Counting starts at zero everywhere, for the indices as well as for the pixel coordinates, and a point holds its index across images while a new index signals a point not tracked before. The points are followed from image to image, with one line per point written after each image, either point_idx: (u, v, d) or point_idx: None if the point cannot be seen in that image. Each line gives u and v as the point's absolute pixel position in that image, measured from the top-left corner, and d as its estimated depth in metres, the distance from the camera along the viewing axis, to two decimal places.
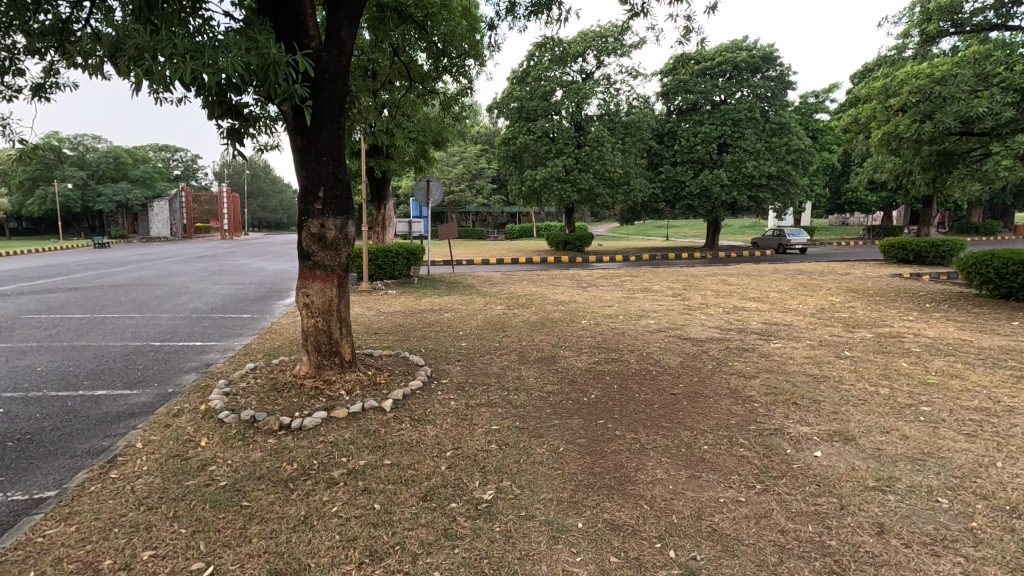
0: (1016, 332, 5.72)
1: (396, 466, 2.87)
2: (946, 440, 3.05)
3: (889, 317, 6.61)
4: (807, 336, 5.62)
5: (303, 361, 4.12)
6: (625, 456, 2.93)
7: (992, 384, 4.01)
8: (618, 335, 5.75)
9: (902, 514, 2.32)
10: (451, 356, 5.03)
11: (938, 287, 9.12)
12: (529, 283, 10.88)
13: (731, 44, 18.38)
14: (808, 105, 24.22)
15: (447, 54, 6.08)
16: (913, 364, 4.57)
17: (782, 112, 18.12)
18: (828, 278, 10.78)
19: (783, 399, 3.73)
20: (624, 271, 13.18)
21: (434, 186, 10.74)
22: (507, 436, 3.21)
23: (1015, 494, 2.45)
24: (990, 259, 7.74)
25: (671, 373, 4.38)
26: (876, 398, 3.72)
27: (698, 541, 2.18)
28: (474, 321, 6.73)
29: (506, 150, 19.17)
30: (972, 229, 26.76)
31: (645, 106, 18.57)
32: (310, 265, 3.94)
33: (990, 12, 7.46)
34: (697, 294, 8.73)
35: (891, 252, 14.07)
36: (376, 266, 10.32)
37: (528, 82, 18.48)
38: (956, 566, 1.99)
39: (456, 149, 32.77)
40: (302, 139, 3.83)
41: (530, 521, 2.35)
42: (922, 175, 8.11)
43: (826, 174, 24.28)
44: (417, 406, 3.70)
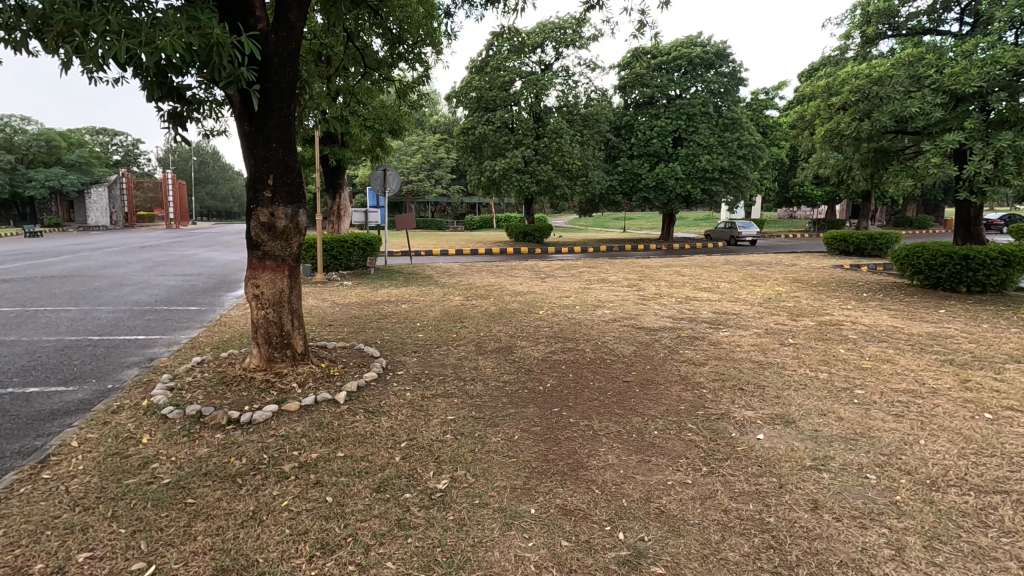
0: (943, 320, 6.12)
1: (350, 458, 2.84)
2: (876, 420, 3.24)
3: (830, 306, 6.96)
4: (754, 324, 5.85)
5: (253, 354, 4.00)
6: (578, 442, 2.99)
7: (918, 368, 4.28)
8: (574, 325, 5.84)
9: (834, 490, 2.46)
10: (407, 347, 4.99)
11: (875, 278, 9.63)
12: (488, 273, 10.87)
13: (686, 40, 18.65)
14: (758, 103, 25.03)
15: (403, 41, 6.00)
16: (850, 350, 4.84)
17: (734, 108, 18.66)
18: (775, 269, 11.23)
19: (730, 384, 3.89)
20: (582, 262, 13.34)
21: (392, 175, 10.57)
22: (463, 426, 3.22)
23: (936, 469, 2.64)
24: (921, 250, 8.14)
25: (625, 361, 4.48)
26: (815, 383, 3.91)
27: (646, 522, 2.25)
28: (432, 312, 6.69)
29: (465, 140, 19.03)
30: (908, 223, 28.33)
31: (602, 99, 18.75)
32: (260, 255, 3.82)
33: (924, 17, 7.89)
34: (652, 284, 8.92)
35: (834, 245, 14.73)
36: (330, 257, 10.09)
37: (486, 72, 18.36)
38: (881, 536, 2.13)
39: (414, 138, 32.32)
40: (250, 125, 3.69)
41: (484, 509, 2.37)
42: (862, 172, 8.55)
43: (774, 169, 25.20)
44: (372, 398, 3.66)
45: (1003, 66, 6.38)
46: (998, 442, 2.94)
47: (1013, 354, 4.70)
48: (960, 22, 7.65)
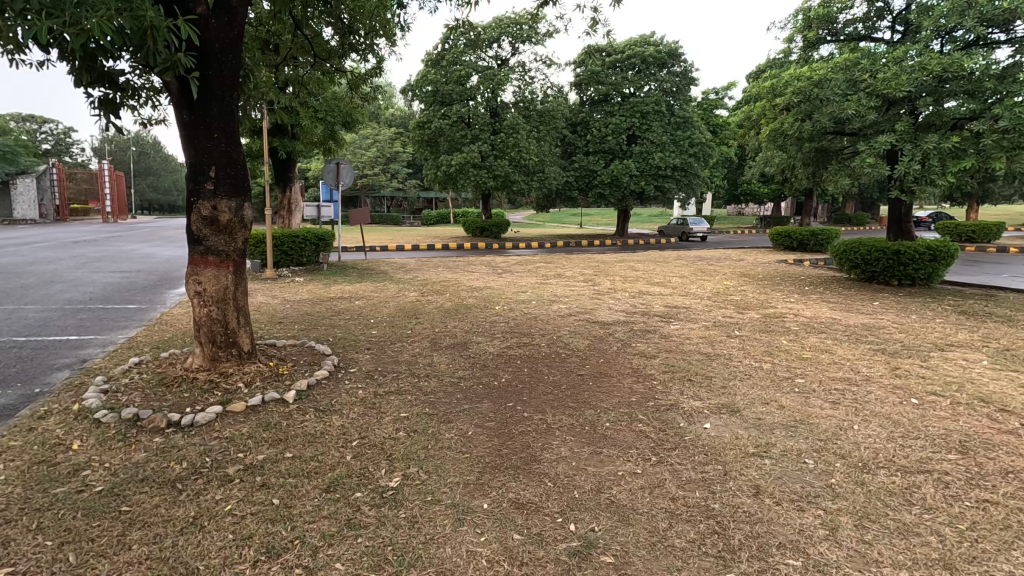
0: (877, 312, 6.46)
1: (299, 458, 2.76)
2: (815, 408, 3.40)
3: (774, 299, 7.26)
4: (703, 318, 6.03)
5: (196, 353, 3.83)
6: (532, 437, 3.00)
7: (853, 358, 4.52)
8: (530, 320, 5.87)
9: (775, 476, 2.57)
10: (360, 344, 4.89)
11: (816, 272, 10.10)
12: (445, 269, 10.79)
13: (639, 39, 18.98)
14: (708, 103, 25.79)
15: (355, 32, 5.85)
16: (792, 341, 5.06)
17: (686, 106, 19.17)
18: (724, 264, 11.60)
19: (679, 376, 4.01)
20: (539, 257, 13.41)
21: (345, 169, 10.33)
22: (416, 423, 3.19)
23: (866, 452, 2.80)
24: (858, 246, 8.61)
25: (579, 355, 4.53)
26: (759, 373, 4.08)
27: (596, 513, 2.29)
28: (387, 308, 6.58)
29: (421, 135, 18.80)
30: (847, 220, 29.88)
31: (559, 95, 18.89)
32: (201, 250, 3.66)
33: (859, 24, 8.28)
34: (607, 279, 9.05)
35: (779, 240, 15.35)
36: (281, 252, 9.77)
37: (442, 66, 18.19)
38: (816, 518, 2.24)
39: (370, 131, 31.68)
40: (189, 114, 3.52)
41: (436, 505, 2.36)
42: (804, 170, 8.95)
43: (724, 166, 26.04)
44: (323, 396, 3.58)
45: (929, 73, 6.79)
46: (923, 425, 3.13)
47: (938, 343, 5.03)
48: (892, 30, 8.06)
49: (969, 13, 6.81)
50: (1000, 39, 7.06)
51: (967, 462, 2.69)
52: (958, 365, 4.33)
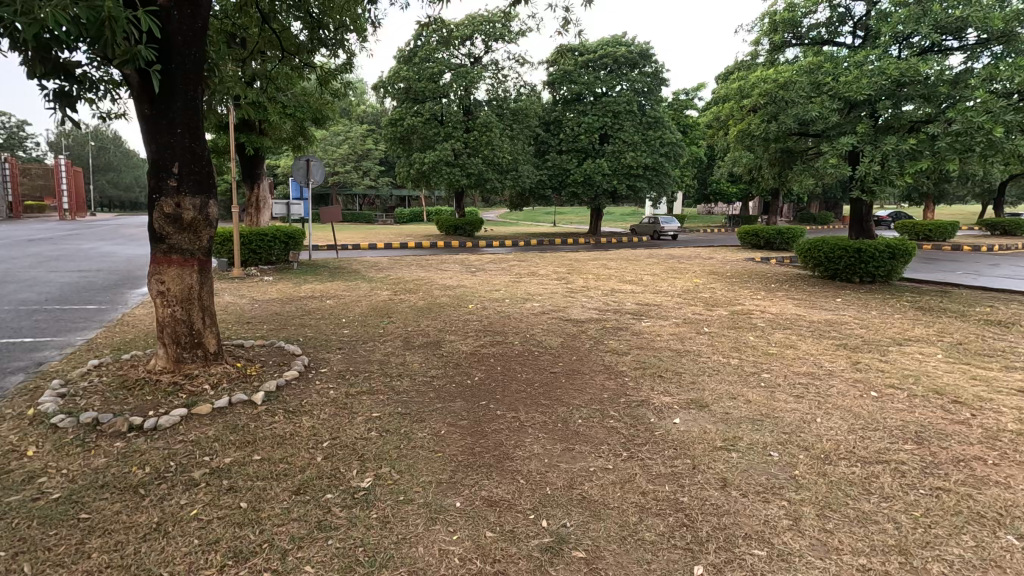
0: (838, 308, 6.67)
1: (268, 460, 2.71)
2: (780, 401, 3.50)
3: (742, 296, 7.43)
4: (674, 315, 6.14)
5: (159, 355, 3.72)
6: (504, 435, 3.01)
7: (817, 353, 4.65)
8: (503, 318, 5.88)
9: (741, 468, 2.63)
10: (331, 344, 4.83)
11: (782, 270, 10.37)
12: (418, 267, 10.71)
13: (611, 40, 19.15)
14: (679, 103, 26.19)
15: (325, 26, 5.75)
16: (758, 337, 5.19)
17: (657, 106, 19.42)
18: (694, 262, 11.79)
19: (650, 372, 4.07)
20: (512, 255, 13.43)
21: (315, 166, 10.16)
22: (388, 423, 3.16)
23: (828, 444, 2.89)
24: (822, 244, 8.86)
25: (552, 353, 4.56)
26: (727, 368, 4.18)
27: (568, 509, 2.32)
28: (359, 308, 6.51)
29: (394, 132, 18.63)
30: (811, 219, 30.79)
31: (532, 94, 18.92)
32: (164, 249, 3.56)
33: (822, 28, 8.52)
34: (580, 277, 9.14)
35: (747, 239, 15.70)
36: (249, 250, 9.56)
37: (415, 63, 18.03)
38: (781, 509, 2.31)
39: (341, 128, 31.21)
40: (150, 108, 3.42)
41: (408, 505, 2.35)
42: (771, 170, 9.17)
43: (694, 166, 26.51)
44: (293, 397, 3.52)
45: (888, 77, 7.03)
46: (881, 417, 3.26)
47: (896, 337, 5.22)
48: (853, 35, 8.32)
49: (925, 21, 7.14)
50: (953, 46, 7.40)
51: (922, 452, 2.81)
52: (914, 359, 4.51)
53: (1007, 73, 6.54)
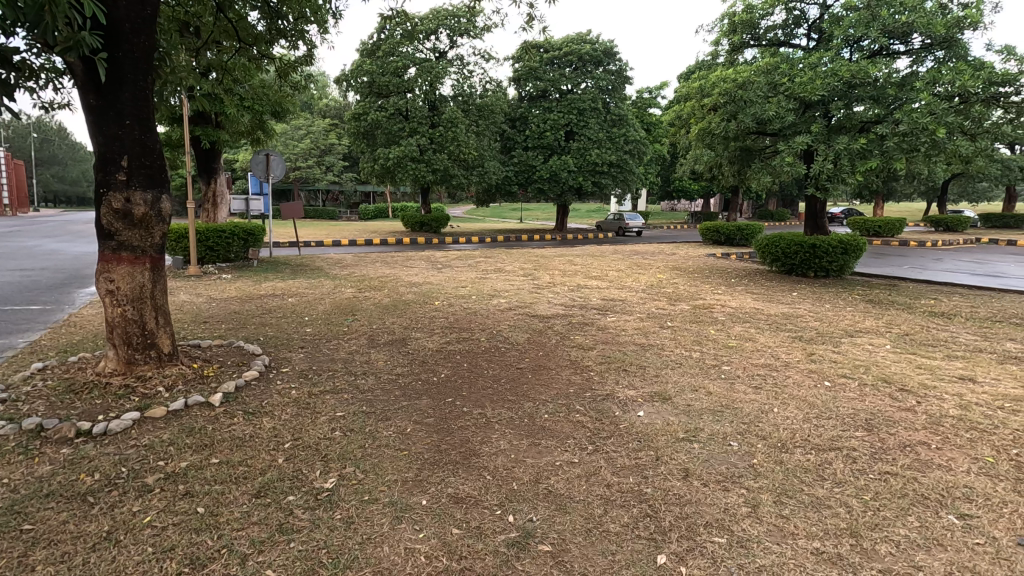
0: (794, 302, 6.90)
1: (226, 464, 2.63)
2: (739, 393, 3.60)
3: (703, 291, 7.61)
4: (638, 310, 6.24)
5: (109, 357, 3.56)
6: (470, 431, 3.00)
7: (774, 345, 4.81)
8: (469, 315, 5.86)
9: (702, 459, 2.70)
10: (293, 343, 4.72)
11: (742, 265, 10.66)
12: (383, 264, 10.57)
13: (576, 37, 19.27)
14: (642, 101, 26.59)
15: (283, 17, 5.60)
16: (719, 330, 5.33)
17: (621, 104, 19.65)
18: (658, 258, 12.01)
19: (615, 366, 4.13)
20: (479, 252, 13.42)
21: (275, 160, 9.90)
22: (352, 422, 3.11)
23: (785, 433, 3.00)
24: (779, 240, 9.14)
25: (518, 349, 4.57)
26: (689, 361, 4.27)
27: (534, 503, 2.33)
28: (321, 305, 6.38)
29: (357, 127, 18.30)
30: (769, 216, 31.76)
31: (497, 90, 18.88)
32: (114, 246, 3.40)
33: (779, 30, 8.77)
34: (546, 273, 9.18)
35: (709, 235, 16.08)
36: (206, 247, 9.25)
37: (378, 56, 17.74)
38: (740, 497, 2.38)
39: (302, 122, 30.46)
40: (96, 98, 3.26)
41: (373, 504, 2.32)
42: (731, 168, 9.40)
43: (657, 164, 26.98)
44: (253, 398, 3.43)
45: (841, 78, 7.29)
46: (834, 406, 3.39)
47: (847, 329, 5.44)
48: (808, 37, 8.59)
49: (874, 25, 7.43)
50: (899, 50, 7.74)
51: (872, 438, 2.94)
52: (865, 349, 4.70)
53: (949, 76, 6.88)
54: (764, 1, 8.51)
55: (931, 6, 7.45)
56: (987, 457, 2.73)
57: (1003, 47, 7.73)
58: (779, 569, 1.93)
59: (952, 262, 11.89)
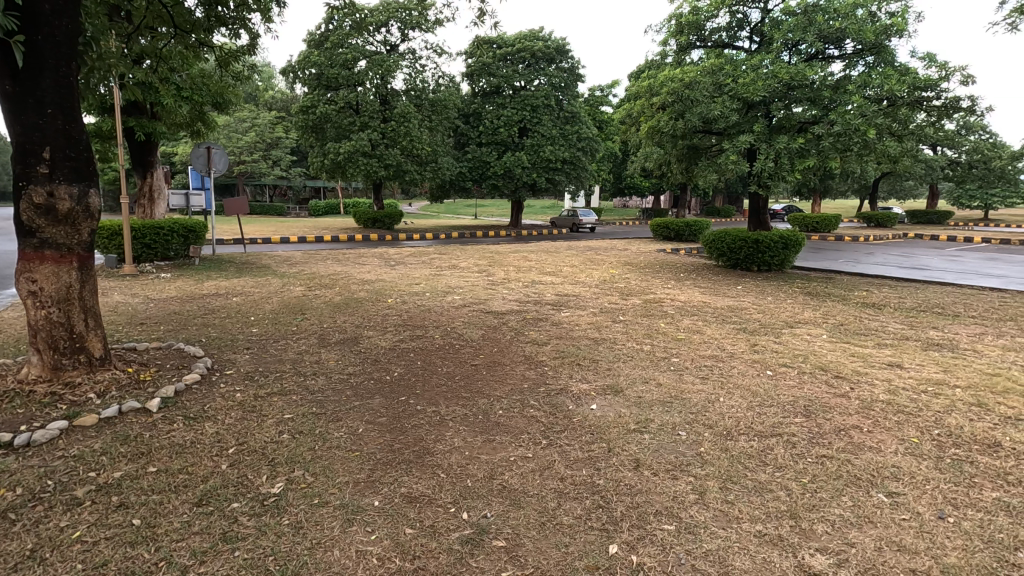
0: (739, 295, 7.17)
1: (165, 472, 2.51)
2: (688, 383, 3.72)
3: (654, 286, 7.80)
4: (591, 304, 6.33)
5: (33, 363, 3.33)
6: (424, 429, 2.97)
7: (720, 337, 4.98)
8: (423, 312, 5.80)
9: (653, 449, 2.77)
10: (238, 344, 4.54)
11: (690, 260, 10.99)
12: (334, 262, 10.30)
13: (529, 34, 19.30)
14: (594, 99, 26.94)
15: (224, 4, 5.34)
16: (669, 324, 5.47)
17: (574, 102, 19.84)
18: (611, 254, 12.21)
19: (569, 360, 4.18)
20: (433, 249, 13.26)
21: (217, 154, 9.47)
22: (301, 424, 3.02)
23: (729, 421, 3.11)
24: (724, 235, 9.47)
25: (473, 345, 4.55)
26: (640, 354, 4.37)
27: (489, 499, 2.33)
28: (268, 305, 6.15)
29: (305, 120, 17.74)
30: (716, 212, 32.84)
31: (450, 85, 18.72)
32: (36, 244, 3.17)
33: (723, 32, 9.06)
34: (501, 270, 9.18)
35: (659, 231, 16.48)
36: (142, 245, 8.77)
37: (327, 47, 17.26)
38: (688, 484, 2.45)
39: (246, 114, 29.20)
40: (13, 84, 3.02)
41: (323, 508, 2.26)
42: (679, 165, 9.66)
43: (609, 161, 27.44)
44: (194, 402, 3.27)
45: (780, 80, 7.61)
46: (776, 394, 3.55)
47: (788, 320, 5.70)
48: (750, 39, 8.90)
49: (811, 30, 7.80)
50: (834, 54, 8.14)
51: (810, 424, 3.08)
52: (804, 339, 4.94)
53: (878, 80, 7.29)
54: (710, 4, 8.77)
55: (863, 13, 7.86)
56: (912, 438, 2.91)
57: (925, 54, 8.25)
58: (725, 553, 2.01)
59: (883, 256, 12.64)
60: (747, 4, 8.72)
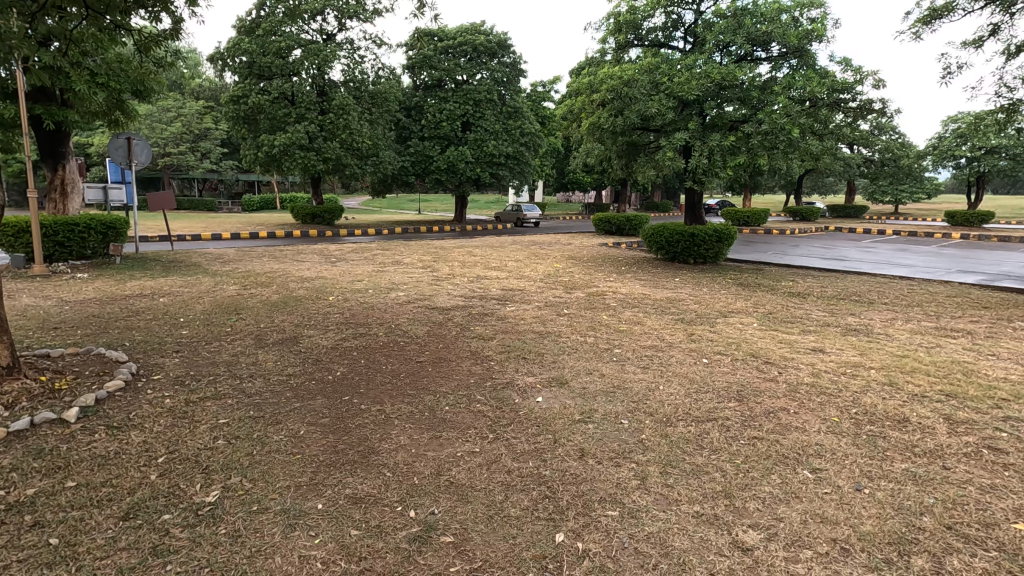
0: (677, 287, 7.45)
1: (85, 487, 2.34)
2: (630, 373, 3.84)
3: (597, 279, 7.97)
4: (536, 298, 6.40)
5: None
6: (369, 429, 2.92)
7: (659, 327, 5.16)
8: (366, 309, 5.68)
9: (597, 438, 2.84)
10: (166, 347, 4.29)
11: (631, 253, 11.29)
12: (270, 259, 9.89)
13: (470, 28, 19.18)
14: (536, 95, 27.16)
15: None
16: (611, 316, 5.61)
17: (516, 97, 19.90)
18: (554, 248, 12.37)
19: (514, 354, 4.21)
20: (376, 245, 12.98)
21: (139, 145, 8.88)
22: (238, 428, 2.90)
23: (668, 408, 3.24)
24: (663, 230, 9.79)
25: (418, 342, 4.50)
26: (584, 346, 4.47)
27: (436, 496, 2.32)
28: (199, 305, 5.83)
29: (236, 110, 16.90)
30: (655, 207, 33.91)
31: (391, 77, 18.34)
32: None
33: (659, 32, 9.33)
34: (445, 265, 9.12)
35: (601, 225, 16.84)
36: (54, 243, 8.11)
37: (259, 35, 16.50)
38: (631, 471, 2.53)
39: (170, 103, 27.44)
40: None
41: (262, 514, 2.17)
42: (619, 161, 9.90)
43: (552, 157, 27.77)
44: (117, 410, 3.07)
45: (713, 80, 7.93)
46: (711, 380, 3.72)
47: (722, 310, 5.97)
48: (684, 40, 9.22)
49: (740, 32, 8.18)
50: (761, 56, 8.56)
51: (742, 407, 3.25)
52: (736, 328, 5.20)
53: (801, 82, 7.72)
54: (646, 4, 9.02)
55: (787, 18, 8.30)
56: (833, 417, 3.13)
57: (842, 59, 8.81)
58: (665, 534, 2.09)
59: (806, 248, 13.44)
60: (681, 5, 9.02)
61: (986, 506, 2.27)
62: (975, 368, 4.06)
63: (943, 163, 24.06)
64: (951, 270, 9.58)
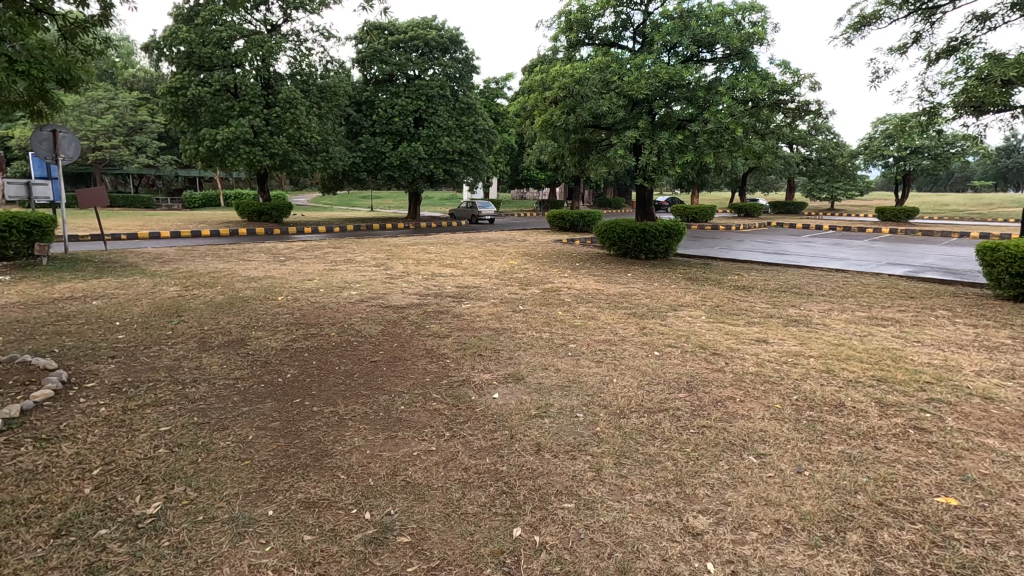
0: (629, 281, 7.61)
1: (10, 504, 2.18)
2: (584, 367, 3.91)
3: (551, 275, 8.04)
4: (492, 295, 6.40)
5: None
6: (322, 431, 2.85)
7: (613, 322, 5.27)
8: (317, 309, 5.54)
9: (554, 432, 2.87)
10: (100, 352, 4.05)
11: (585, 249, 11.46)
12: (214, 258, 9.47)
13: (421, 22, 18.93)
14: (489, 92, 27.11)
15: None
16: (566, 311, 5.68)
17: (469, 93, 19.78)
18: (509, 245, 12.40)
19: (470, 352, 4.20)
20: (327, 242, 12.64)
21: (65, 138, 8.33)
22: (181, 436, 2.77)
23: (621, 400, 3.31)
24: (615, 226, 9.97)
25: (372, 341, 4.42)
26: (539, 342, 4.50)
27: (392, 497, 2.29)
28: (137, 307, 5.53)
29: (174, 102, 16.09)
30: (608, 204, 34.52)
31: (339, 71, 17.89)
32: None
33: (610, 31, 9.47)
34: (399, 263, 8.99)
35: (556, 222, 17.01)
36: None
37: (197, 23, 15.75)
38: (586, 463, 2.57)
39: (101, 94, 25.84)
40: None
41: (209, 524, 2.09)
42: (572, 158, 10.01)
43: (505, 153, 27.81)
44: (46, 421, 2.87)
45: (661, 79, 8.12)
46: (663, 371, 3.84)
47: (672, 304, 6.14)
48: (633, 40, 9.39)
49: (686, 34, 8.41)
50: (707, 57, 8.82)
51: (692, 398, 3.37)
52: (686, 321, 5.36)
53: (743, 83, 8.01)
54: (596, 3, 9.15)
55: (730, 21, 8.59)
56: (775, 404, 3.28)
57: (781, 62, 9.19)
58: (620, 523, 2.14)
59: (750, 243, 14.02)
60: (630, 5, 9.19)
61: (912, 482, 2.43)
62: (903, 354, 4.34)
63: (873, 162, 25.55)
64: (880, 262, 10.20)
